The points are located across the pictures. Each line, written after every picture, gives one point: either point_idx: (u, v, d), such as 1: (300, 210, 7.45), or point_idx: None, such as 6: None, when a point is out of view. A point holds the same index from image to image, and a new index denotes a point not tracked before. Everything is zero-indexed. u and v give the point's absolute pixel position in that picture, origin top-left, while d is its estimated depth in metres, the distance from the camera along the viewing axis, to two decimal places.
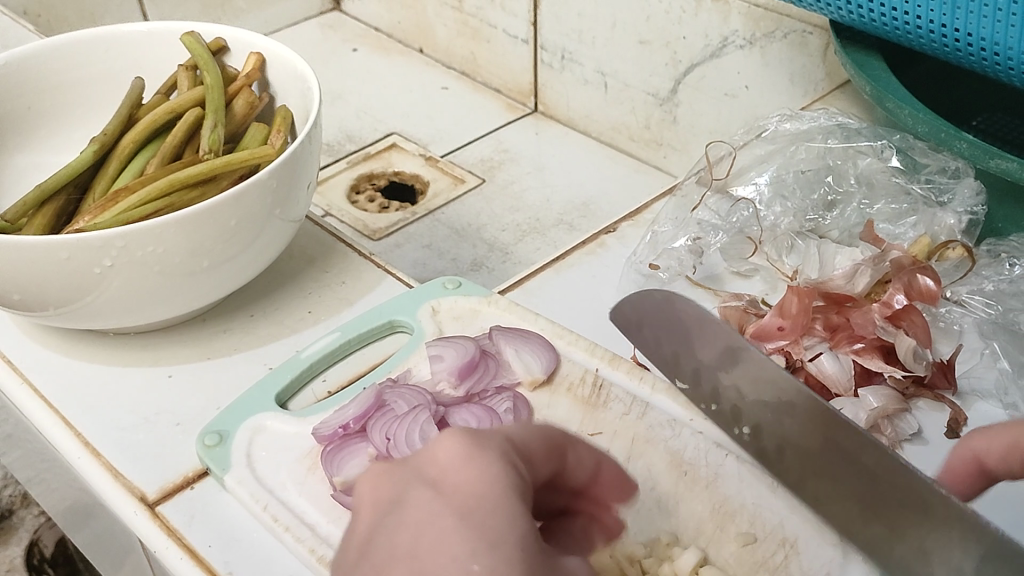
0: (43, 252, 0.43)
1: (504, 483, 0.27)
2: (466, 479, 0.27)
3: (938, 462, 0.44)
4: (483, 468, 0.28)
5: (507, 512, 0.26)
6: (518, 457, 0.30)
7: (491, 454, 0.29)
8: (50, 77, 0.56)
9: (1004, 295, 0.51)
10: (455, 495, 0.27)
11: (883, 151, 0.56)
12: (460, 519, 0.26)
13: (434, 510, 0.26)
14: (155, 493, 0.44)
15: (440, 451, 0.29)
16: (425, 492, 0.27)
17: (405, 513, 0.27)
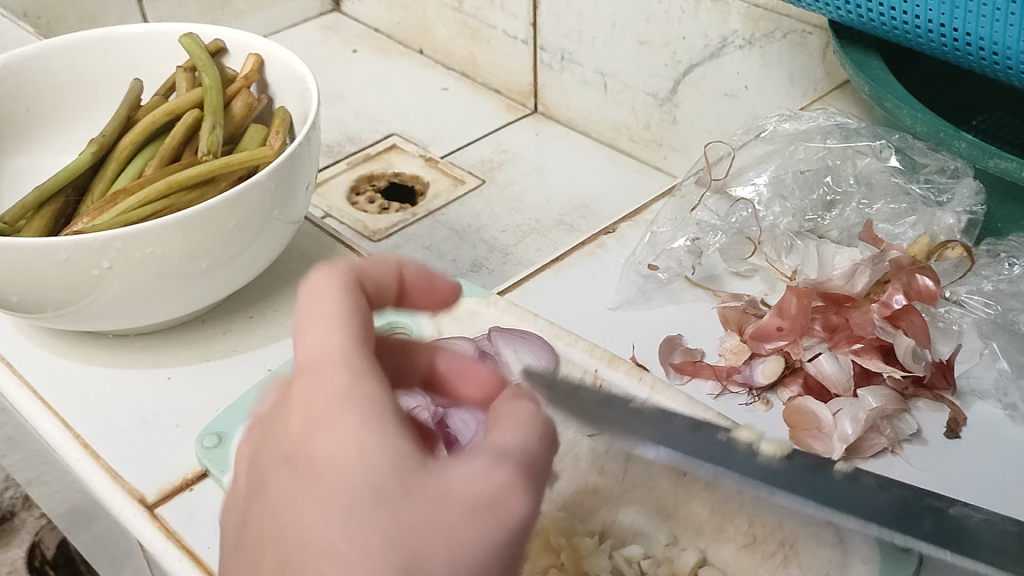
0: (42, 254, 0.43)
1: (350, 424, 0.26)
2: (318, 444, 0.27)
3: (939, 462, 0.45)
4: (331, 418, 0.27)
5: (357, 469, 0.25)
6: (358, 365, 0.28)
7: (327, 385, 0.27)
8: (50, 79, 0.56)
9: (1003, 295, 0.51)
10: (315, 468, 0.26)
11: (882, 151, 0.56)
12: (323, 503, 0.25)
13: (300, 494, 0.26)
14: (155, 495, 0.44)
15: (296, 417, 0.28)
16: (288, 474, 0.27)
17: (276, 499, 0.27)
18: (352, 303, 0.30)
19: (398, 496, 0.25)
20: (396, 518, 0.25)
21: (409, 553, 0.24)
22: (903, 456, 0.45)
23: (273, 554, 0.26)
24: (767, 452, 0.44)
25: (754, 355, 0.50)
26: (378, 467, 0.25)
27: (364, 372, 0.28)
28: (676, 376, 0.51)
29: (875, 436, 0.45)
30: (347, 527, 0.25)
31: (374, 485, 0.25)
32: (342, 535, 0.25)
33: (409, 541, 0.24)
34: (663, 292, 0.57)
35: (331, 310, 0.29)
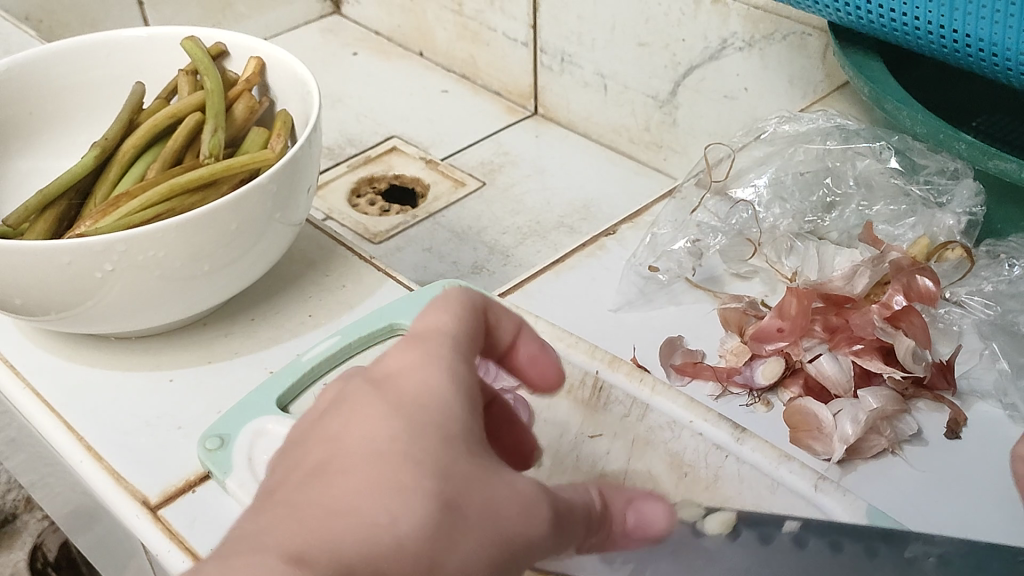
0: (45, 257, 0.43)
1: (448, 384, 0.28)
2: (409, 377, 0.28)
3: (939, 463, 0.45)
4: (431, 368, 0.28)
5: (442, 414, 0.27)
6: (461, 356, 0.29)
7: (433, 350, 0.29)
8: (51, 83, 0.56)
9: (1003, 295, 0.51)
10: (397, 392, 0.27)
11: (882, 152, 0.56)
12: (391, 417, 0.26)
13: (371, 404, 0.27)
14: (157, 497, 0.44)
15: (394, 355, 0.29)
16: (365, 386, 0.28)
17: (345, 402, 0.27)
18: (473, 310, 0.32)
19: (466, 454, 0.26)
20: (454, 462, 0.26)
21: (454, 495, 0.25)
22: (903, 456, 0.45)
23: (322, 442, 0.26)
24: (767, 453, 0.44)
25: (754, 356, 0.50)
26: (457, 425, 0.27)
27: (463, 360, 0.29)
28: (676, 377, 0.51)
29: (875, 437, 0.45)
30: (406, 442, 0.25)
31: (448, 431, 0.26)
32: (400, 446, 0.25)
33: (458, 484, 0.25)
34: (664, 293, 0.57)
35: (459, 313, 0.31)
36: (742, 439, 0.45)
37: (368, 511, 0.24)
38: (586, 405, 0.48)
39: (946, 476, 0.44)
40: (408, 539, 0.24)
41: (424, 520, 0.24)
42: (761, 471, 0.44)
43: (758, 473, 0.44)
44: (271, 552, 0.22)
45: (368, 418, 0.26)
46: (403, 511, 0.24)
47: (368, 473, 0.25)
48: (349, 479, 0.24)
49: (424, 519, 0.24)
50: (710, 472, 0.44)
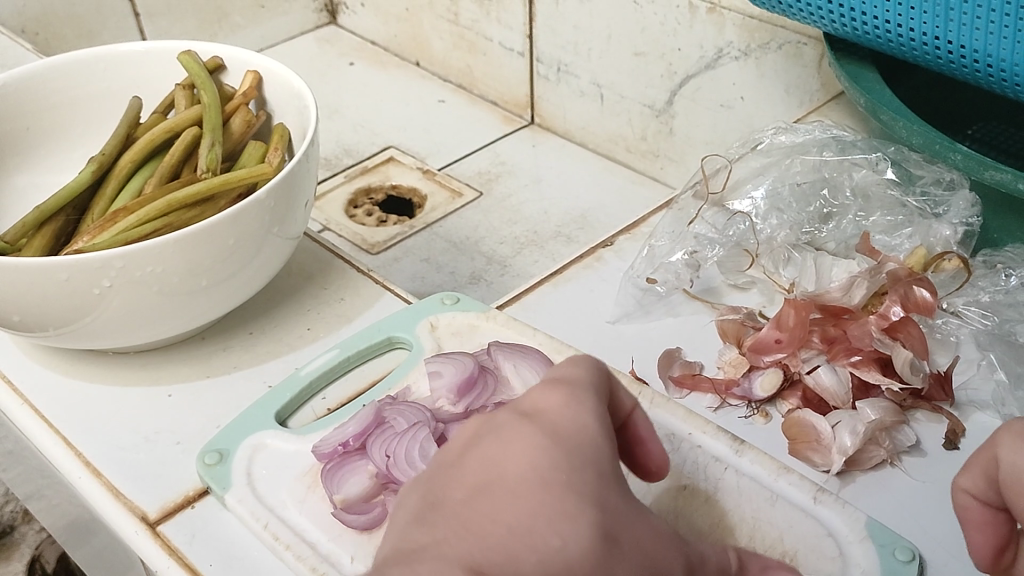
0: (43, 274, 0.43)
1: (595, 430, 0.30)
2: (562, 420, 0.30)
3: (938, 474, 0.45)
4: (577, 412, 0.31)
5: (596, 455, 0.29)
6: (600, 407, 0.32)
7: (579, 399, 0.31)
8: (49, 97, 0.56)
9: (1000, 306, 0.51)
10: (550, 427, 0.30)
11: (878, 164, 0.57)
12: (551, 450, 0.29)
13: (531, 439, 0.29)
14: (156, 512, 0.44)
15: (538, 397, 0.31)
16: (518, 421, 0.30)
17: (503, 432, 0.30)
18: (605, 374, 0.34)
19: (615, 492, 0.29)
20: (606, 500, 0.28)
21: (609, 527, 0.27)
22: (902, 468, 0.45)
23: (485, 464, 0.29)
24: (767, 465, 0.45)
25: (753, 368, 0.50)
26: (607, 467, 0.29)
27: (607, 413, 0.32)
28: (675, 389, 0.51)
29: (874, 448, 0.45)
30: (567, 472, 0.28)
31: (598, 469, 0.29)
32: (562, 476, 0.28)
33: (613, 519, 0.28)
34: (661, 304, 0.57)
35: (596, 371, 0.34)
36: (741, 451, 0.45)
37: (540, 532, 0.26)
38: None
39: (946, 487, 0.44)
40: (576, 561, 0.26)
41: (592, 546, 0.27)
42: (761, 484, 0.44)
43: (757, 485, 0.44)
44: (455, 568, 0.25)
45: (530, 447, 0.28)
46: (572, 533, 0.26)
47: (535, 501, 0.27)
48: (519, 503, 0.27)
49: (589, 544, 0.27)
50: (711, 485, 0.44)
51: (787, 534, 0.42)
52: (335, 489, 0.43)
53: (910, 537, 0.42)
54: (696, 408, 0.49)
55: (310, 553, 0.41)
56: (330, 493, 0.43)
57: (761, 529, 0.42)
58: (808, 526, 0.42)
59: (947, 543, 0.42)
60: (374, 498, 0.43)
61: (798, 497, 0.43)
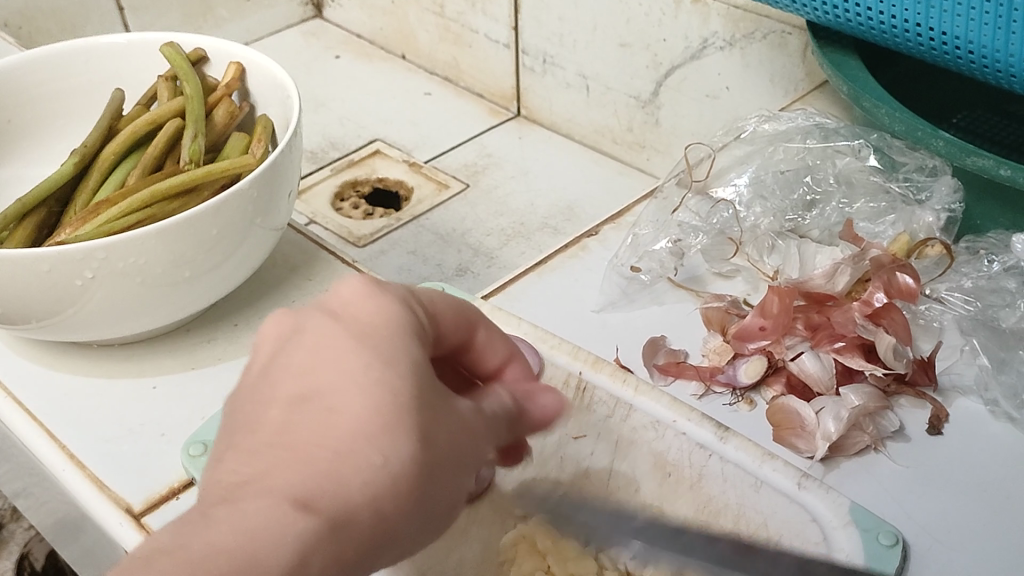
0: (23, 266, 0.43)
1: (396, 310, 0.31)
2: (366, 315, 0.30)
3: (922, 459, 0.45)
4: (384, 302, 0.31)
5: (402, 346, 0.29)
6: (420, 303, 0.32)
7: (382, 289, 0.32)
8: (30, 91, 0.56)
9: (983, 291, 0.51)
10: (352, 325, 0.30)
11: (860, 151, 0.56)
12: (359, 351, 0.29)
13: (330, 339, 0.29)
14: (141, 504, 0.44)
15: (342, 289, 0.31)
16: (326, 322, 0.30)
17: (305, 338, 0.30)
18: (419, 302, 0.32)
19: (428, 385, 0.29)
20: (423, 391, 0.28)
21: (428, 426, 0.28)
22: (886, 453, 0.45)
23: (295, 374, 0.29)
24: (751, 451, 0.45)
25: (737, 355, 0.50)
26: (418, 358, 0.29)
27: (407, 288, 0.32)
28: (660, 376, 0.51)
29: (859, 434, 0.45)
30: (380, 368, 0.28)
31: (411, 359, 0.29)
32: (374, 374, 0.28)
33: (431, 418, 0.28)
34: (646, 293, 0.57)
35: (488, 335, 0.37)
36: (725, 438, 0.45)
37: (361, 449, 0.27)
38: (570, 406, 0.48)
39: (928, 472, 0.45)
40: (398, 468, 0.27)
41: (409, 450, 0.27)
42: (746, 470, 0.44)
43: (739, 472, 0.44)
44: (281, 505, 0.25)
45: (339, 355, 0.28)
46: (394, 446, 0.27)
47: (353, 409, 0.27)
48: (335, 417, 0.27)
49: (408, 450, 0.27)
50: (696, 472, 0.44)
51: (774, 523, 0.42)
52: None
53: (894, 521, 0.42)
54: (683, 398, 0.49)
55: None
56: None
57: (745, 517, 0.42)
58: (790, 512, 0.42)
59: (930, 527, 0.42)
60: None
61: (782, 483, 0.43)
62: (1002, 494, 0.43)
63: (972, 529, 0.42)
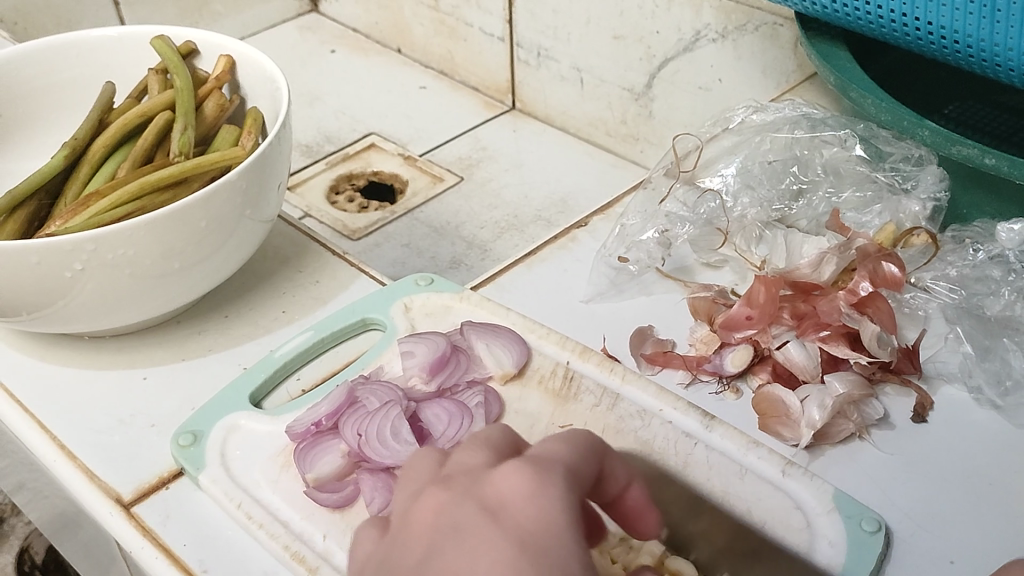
0: (13, 257, 0.43)
1: (560, 509, 0.29)
2: (524, 513, 0.29)
3: (906, 446, 0.45)
4: (545, 501, 0.29)
5: (564, 555, 0.28)
6: (574, 487, 0.31)
7: (543, 473, 0.31)
8: (21, 84, 0.56)
9: (968, 280, 0.51)
10: (513, 530, 0.28)
11: (847, 140, 0.57)
12: (520, 562, 0.27)
13: (491, 539, 0.28)
14: (131, 494, 0.44)
15: (500, 477, 0.30)
16: (481, 517, 0.29)
17: (462, 535, 0.29)
18: (573, 479, 0.31)
19: None
20: None
21: None
22: (871, 441, 0.46)
23: None
24: (735, 440, 0.45)
25: (724, 345, 0.51)
26: (578, 568, 0.28)
27: (565, 472, 0.31)
28: (647, 366, 0.51)
29: (842, 421, 0.46)
30: None
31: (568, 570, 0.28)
32: None
33: None
34: (634, 283, 0.58)
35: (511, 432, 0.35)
36: (710, 427, 0.46)
37: None
38: (557, 395, 0.48)
39: (910, 458, 0.45)
40: None
41: None
42: (729, 458, 0.44)
43: (723, 459, 0.44)
44: None
45: (498, 567, 0.27)
46: None
47: None
48: None
49: None
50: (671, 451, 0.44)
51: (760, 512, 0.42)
52: (307, 467, 0.44)
53: (877, 509, 0.43)
54: (674, 388, 0.50)
55: (282, 531, 0.42)
56: (302, 472, 0.44)
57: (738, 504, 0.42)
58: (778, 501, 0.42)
59: (911, 513, 0.42)
60: (346, 476, 0.44)
61: (765, 470, 0.44)
62: (984, 479, 0.44)
63: (953, 514, 0.42)
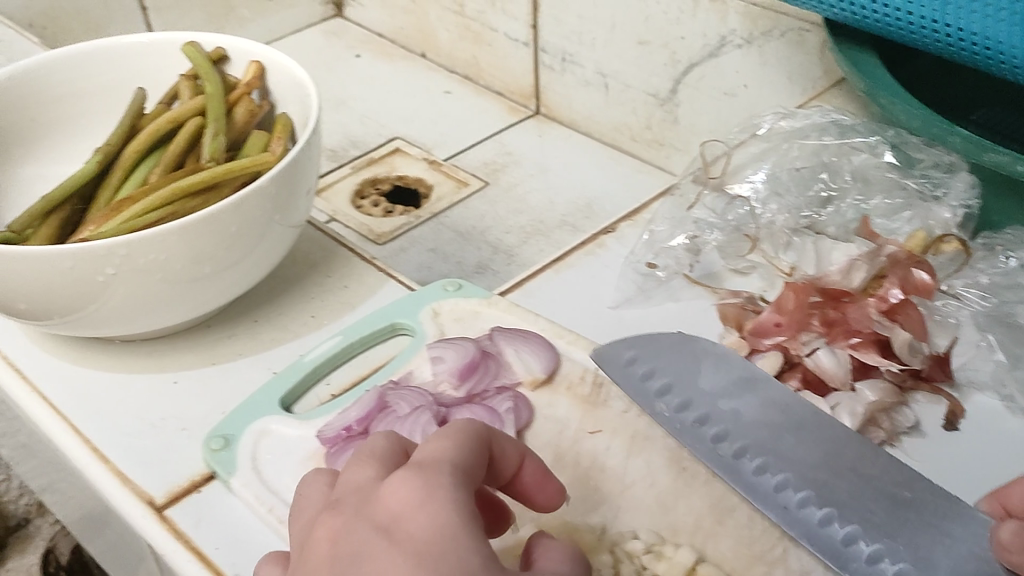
0: (47, 261, 0.44)
1: (450, 513, 0.28)
2: (417, 526, 0.28)
3: (940, 454, 0.45)
4: (437, 508, 0.28)
5: (461, 558, 0.27)
6: (465, 480, 0.30)
7: (434, 477, 0.29)
8: (54, 90, 0.56)
9: (999, 287, 0.51)
10: (407, 546, 0.28)
11: (877, 146, 0.56)
12: None
13: (388, 564, 0.27)
14: (163, 497, 0.44)
15: (392, 494, 0.29)
16: (376, 540, 0.28)
17: (360, 563, 0.28)
18: (460, 469, 0.31)
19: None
20: None
21: None
22: (901, 448, 0.46)
23: None
24: None
25: (753, 351, 0.51)
26: (478, 563, 0.27)
27: (451, 471, 0.30)
28: None
29: (873, 429, 0.46)
30: None
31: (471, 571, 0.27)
32: None
33: None
34: (663, 289, 0.57)
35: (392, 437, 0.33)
36: None
37: None
38: (586, 401, 0.48)
39: (942, 466, 0.45)
40: None
41: None
42: None
43: None
44: None
45: None
46: None
47: None
48: None
49: None
50: (630, 349, 0.48)
51: (727, 408, 0.46)
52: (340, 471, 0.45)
53: None
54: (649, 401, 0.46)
55: None
56: None
57: (690, 396, 0.47)
58: (752, 401, 0.46)
59: None
60: None
61: None
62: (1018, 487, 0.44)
63: None
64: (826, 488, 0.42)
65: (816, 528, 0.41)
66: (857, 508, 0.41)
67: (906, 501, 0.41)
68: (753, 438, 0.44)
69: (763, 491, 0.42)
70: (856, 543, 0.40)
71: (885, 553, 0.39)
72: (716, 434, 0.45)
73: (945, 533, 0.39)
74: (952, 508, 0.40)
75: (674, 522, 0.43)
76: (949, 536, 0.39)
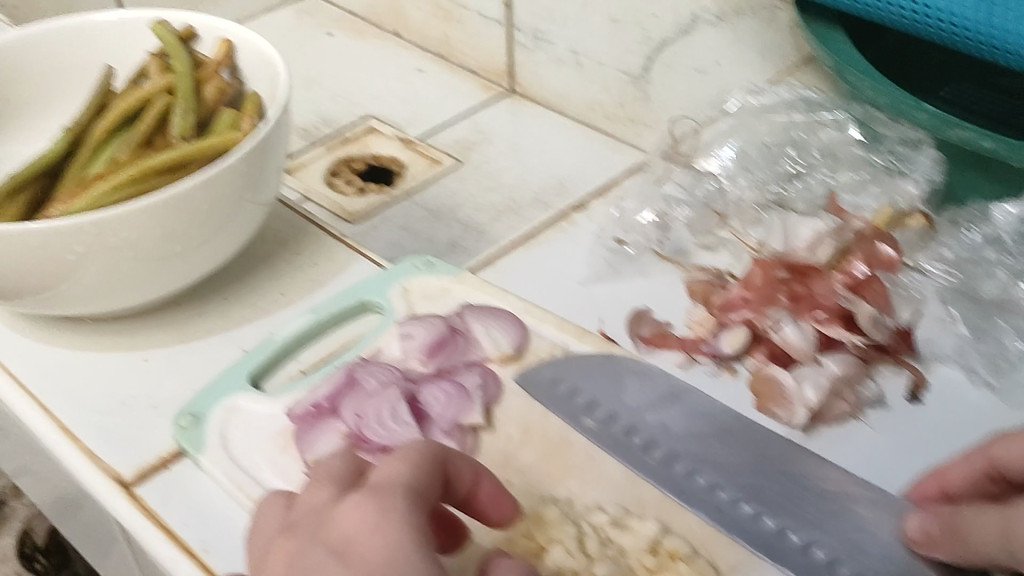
0: (15, 240, 0.44)
1: (400, 532, 0.30)
2: (368, 547, 0.30)
3: (904, 426, 0.46)
4: (386, 531, 0.30)
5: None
6: (416, 502, 0.32)
7: (387, 499, 0.31)
8: (23, 68, 0.56)
9: (964, 262, 0.52)
10: (359, 566, 0.29)
11: (844, 124, 0.58)
12: None
13: None
14: (132, 474, 0.44)
15: (346, 518, 0.31)
16: (330, 563, 0.30)
17: None
18: (411, 489, 0.32)
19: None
20: None
21: None
22: (864, 421, 0.46)
23: None
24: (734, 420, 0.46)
25: (720, 327, 0.51)
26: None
27: (403, 492, 0.32)
28: (644, 348, 0.52)
29: (837, 401, 0.46)
30: None
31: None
32: None
33: None
34: (632, 266, 0.57)
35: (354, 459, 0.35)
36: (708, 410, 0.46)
37: None
38: None
39: (905, 439, 0.45)
40: None
41: None
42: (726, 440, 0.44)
43: (719, 438, 0.45)
44: None
45: None
46: None
47: None
48: None
49: None
50: (553, 370, 0.48)
51: (652, 420, 0.46)
52: (307, 448, 0.45)
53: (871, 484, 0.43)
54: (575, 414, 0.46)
55: None
56: (302, 452, 0.45)
57: (615, 410, 0.46)
58: (677, 413, 0.46)
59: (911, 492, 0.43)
60: None
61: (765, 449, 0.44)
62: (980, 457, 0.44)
63: None
64: (755, 489, 0.42)
65: (748, 524, 0.41)
66: (786, 506, 0.41)
67: (830, 497, 0.42)
68: (685, 447, 0.44)
69: (696, 495, 0.42)
70: (787, 535, 0.40)
71: (816, 543, 0.40)
72: (648, 442, 0.45)
73: (870, 521, 0.40)
74: (876, 500, 0.41)
75: (640, 495, 0.43)
76: (875, 524, 0.40)
